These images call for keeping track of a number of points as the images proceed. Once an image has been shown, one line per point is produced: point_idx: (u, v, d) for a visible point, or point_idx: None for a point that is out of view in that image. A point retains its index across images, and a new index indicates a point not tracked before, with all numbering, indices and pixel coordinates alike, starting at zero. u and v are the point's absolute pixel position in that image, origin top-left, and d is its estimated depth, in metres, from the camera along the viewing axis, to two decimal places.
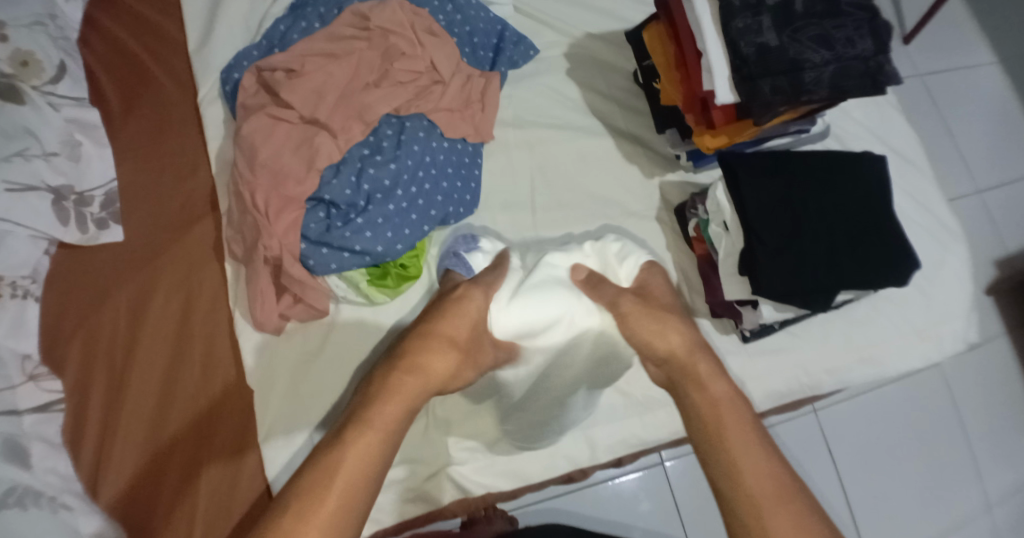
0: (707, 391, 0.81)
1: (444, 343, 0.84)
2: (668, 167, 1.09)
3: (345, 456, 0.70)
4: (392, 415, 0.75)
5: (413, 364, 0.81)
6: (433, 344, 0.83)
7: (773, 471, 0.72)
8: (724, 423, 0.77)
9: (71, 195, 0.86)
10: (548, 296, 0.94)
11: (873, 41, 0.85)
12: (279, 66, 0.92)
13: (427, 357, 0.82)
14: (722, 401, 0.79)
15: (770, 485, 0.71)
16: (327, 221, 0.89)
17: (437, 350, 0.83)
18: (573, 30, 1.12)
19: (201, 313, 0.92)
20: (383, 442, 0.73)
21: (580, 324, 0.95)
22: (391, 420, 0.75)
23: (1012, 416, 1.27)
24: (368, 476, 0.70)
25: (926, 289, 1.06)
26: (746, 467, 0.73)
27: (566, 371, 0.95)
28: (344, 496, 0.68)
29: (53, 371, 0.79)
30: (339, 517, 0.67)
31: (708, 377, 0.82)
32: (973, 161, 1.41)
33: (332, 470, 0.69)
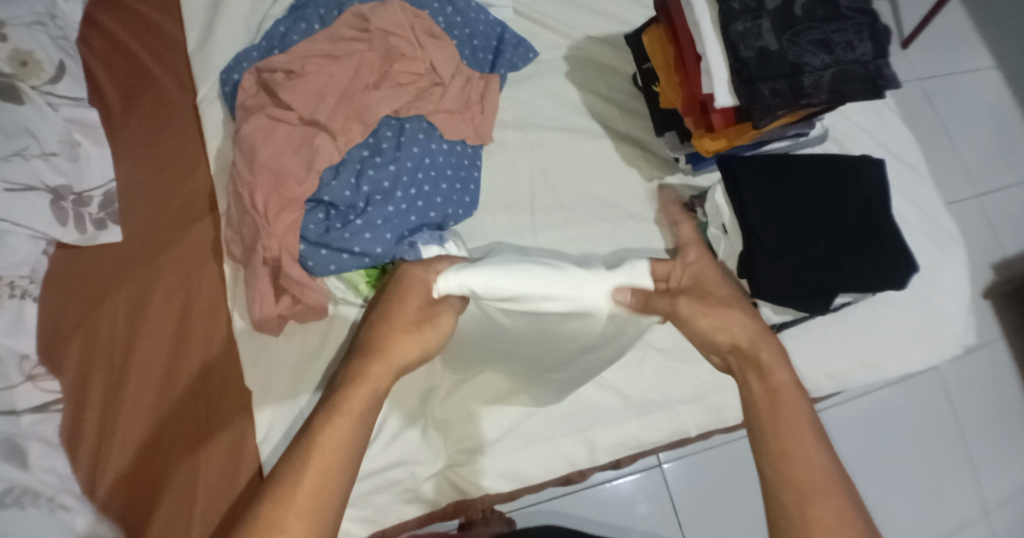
0: (769, 379, 0.74)
1: (409, 327, 0.78)
2: (667, 170, 1.09)
3: (315, 447, 0.65)
4: (362, 397, 0.70)
5: (376, 350, 0.75)
6: (399, 331, 0.77)
7: (821, 467, 0.66)
8: (781, 414, 0.70)
9: (70, 195, 0.86)
10: (530, 272, 0.80)
11: (872, 46, 0.85)
12: (279, 68, 0.92)
13: (391, 343, 0.75)
14: (781, 391, 0.73)
15: (818, 482, 0.65)
16: (326, 222, 0.89)
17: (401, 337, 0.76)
18: (574, 33, 1.12)
19: (199, 312, 0.92)
20: (357, 429, 0.68)
21: (578, 304, 0.81)
22: (363, 406, 0.69)
23: (1009, 420, 1.28)
24: (343, 469, 0.65)
25: (926, 292, 1.06)
26: (799, 461, 0.67)
27: (567, 343, 0.86)
28: (320, 496, 0.62)
29: (51, 370, 0.79)
30: (313, 512, 0.61)
31: (773, 364, 0.76)
32: (972, 165, 1.41)
33: (302, 464, 0.63)
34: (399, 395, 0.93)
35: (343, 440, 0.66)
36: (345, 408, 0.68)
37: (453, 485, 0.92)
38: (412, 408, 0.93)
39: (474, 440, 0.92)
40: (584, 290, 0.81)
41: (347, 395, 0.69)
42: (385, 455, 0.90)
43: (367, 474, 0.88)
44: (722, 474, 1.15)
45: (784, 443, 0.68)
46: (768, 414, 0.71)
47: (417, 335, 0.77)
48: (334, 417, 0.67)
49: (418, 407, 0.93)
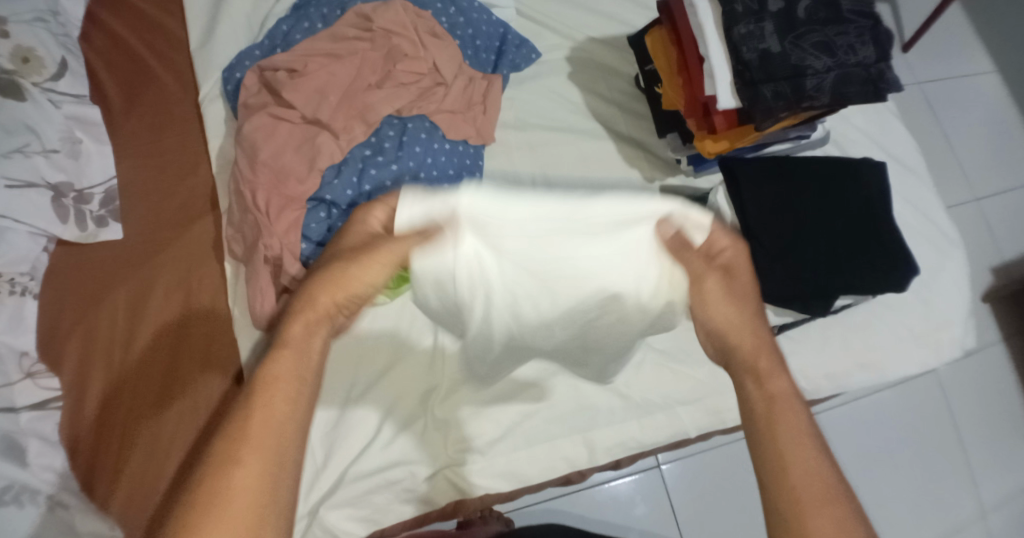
0: (766, 386, 0.65)
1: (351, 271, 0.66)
2: (669, 172, 1.08)
3: (265, 393, 0.57)
4: (305, 340, 0.62)
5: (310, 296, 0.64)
6: (340, 269, 0.65)
7: (827, 473, 0.59)
8: (779, 418, 0.62)
9: (71, 192, 0.86)
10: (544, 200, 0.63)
11: (875, 49, 0.85)
12: (281, 66, 0.91)
13: (341, 271, 0.65)
14: (781, 398, 0.63)
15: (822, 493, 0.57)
16: (327, 221, 0.89)
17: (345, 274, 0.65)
18: (576, 34, 1.13)
19: (200, 310, 0.91)
20: (310, 368, 0.61)
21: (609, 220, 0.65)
22: (316, 339, 0.63)
23: (1007, 423, 1.28)
24: (294, 428, 0.57)
25: (926, 296, 1.07)
26: (799, 469, 0.59)
27: (615, 311, 0.74)
28: (271, 446, 0.55)
29: (51, 367, 0.80)
30: (267, 478, 0.54)
31: (771, 371, 0.65)
32: (970, 168, 1.42)
33: (248, 415, 0.56)
34: (395, 395, 0.93)
35: (292, 385, 0.59)
36: (288, 348, 0.61)
37: (452, 484, 0.91)
38: (411, 408, 0.93)
39: (473, 440, 0.92)
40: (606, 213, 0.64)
41: (284, 333, 0.62)
42: (385, 454, 0.90)
43: (367, 473, 0.88)
44: (720, 476, 1.15)
45: (789, 453, 0.60)
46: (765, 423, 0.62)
47: (349, 279, 0.65)
48: (281, 353, 0.60)
49: (417, 406, 0.93)
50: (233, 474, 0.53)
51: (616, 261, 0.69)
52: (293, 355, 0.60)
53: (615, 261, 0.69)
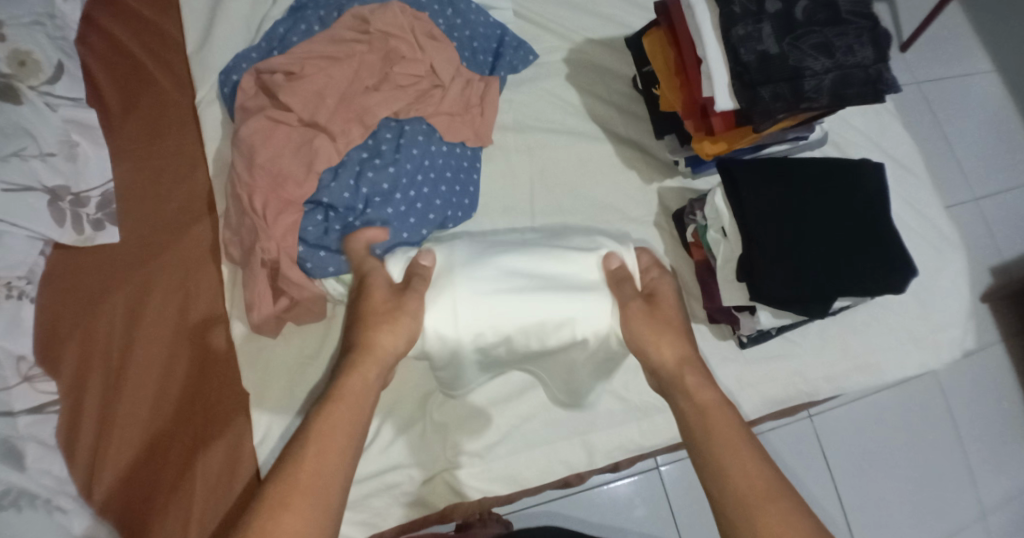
0: (695, 399, 0.72)
1: (389, 310, 0.77)
2: (667, 173, 1.08)
3: (318, 441, 0.65)
4: (361, 394, 0.70)
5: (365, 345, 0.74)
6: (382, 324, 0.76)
7: (761, 472, 0.64)
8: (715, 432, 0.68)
9: (68, 195, 0.86)
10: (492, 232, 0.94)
11: (874, 49, 0.85)
12: (278, 69, 0.91)
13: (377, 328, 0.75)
14: (711, 408, 0.70)
15: (762, 488, 0.63)
16: (325, 224, 0.89)
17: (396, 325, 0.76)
18: (574, 35, 1.12)
19: (196, 315, 0.91)
20: (355, 420, 0.68)
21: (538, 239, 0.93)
22: (361, 392, 0.70)
23: (1006, 423, 1.28)
24: (343, 477, 0.64)
25: (925, 297, 1.07)
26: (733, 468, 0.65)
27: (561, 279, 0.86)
28: (320, 490, 0.62)
29: (47, 371, 0.79)
30: (315, 519, 0.60)
31: (697, 386, 0.72)
32: (969, 168, 1.41)
33: (301, 458, 0.63)
34: (391, 397, 0.93)
35: (339, 437, 0.66)
36: (343, 400, 0.69)
37: (448, 486, 0.90)
38: (409, 414, 0.92)
39: (471, 443, 0.92)
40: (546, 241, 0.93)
41: (341, 386, 0.70)
42: (384, 457, 0.90)
43: (364, 478, 0.88)
44: None
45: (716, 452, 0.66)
46: (702, 430, 0.69)
47: (400, 322, 0.76)
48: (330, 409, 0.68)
49: (416, 410, 0.93)
50: (281, 516, 0.59)
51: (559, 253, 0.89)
52: (341, 409, 0.68)
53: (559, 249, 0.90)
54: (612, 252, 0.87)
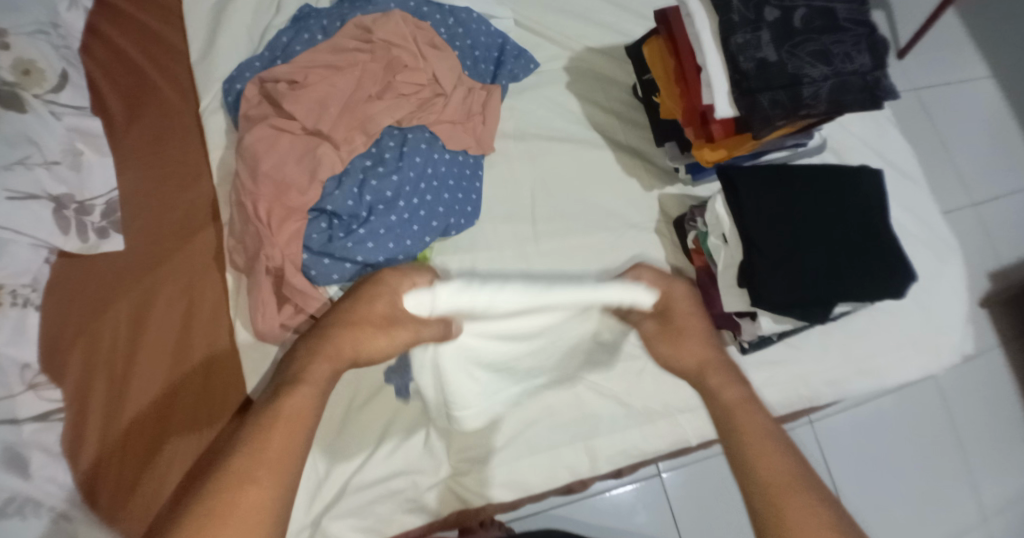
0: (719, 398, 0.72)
1: (373, 322, 0.71)
2: (667, 180, 1.09)
3: (280, 416, 0.60)
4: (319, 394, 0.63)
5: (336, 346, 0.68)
6: (356, 312, 0.72)
7: (785, 464, 0.63)
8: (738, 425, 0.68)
9: (72, 203, 0.86)
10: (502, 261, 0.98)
11: (870, 56, 0.86)
12: (282, 78, 0.92)
13: (355, 327, 0.71)
14: (738, 404, 0.69)
15: (783, 479, 0.62)
16: (329, 232, 0.89)
17: (368, 332, 0.70)
18: (574, 43, 1.13)
19: (201, 322, 0.92)
20: (317, 403, 0.63)
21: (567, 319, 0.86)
22: (327, 377, 0.65)
23: (1006, 426, 1.28)
24: (298, 455, 0.59)
25: (924, 301, 1.07)
26: (761, 464, 0.64)
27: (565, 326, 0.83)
28: (284, 460, 0.58)
29: (52, 379, 0.78)
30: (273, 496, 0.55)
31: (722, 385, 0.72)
32: (967, 173, 1.42)
33: (261, 438, 0.58)
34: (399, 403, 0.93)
35: (299, 420, 0.60)
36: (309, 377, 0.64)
37: (454, 493, 0.92)
38: (410, 422, 0.92)
39: (474, 450, 0.92)
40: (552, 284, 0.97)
41: (306, 370, 0.65)
42: (388, 463, 0.90)
43: (368, 483, 0.88)
44: (722, 484, 1.15)
45: (747, 449, 0.65)
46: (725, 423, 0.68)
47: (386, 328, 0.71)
48: (297, 392, 0.62)
49: (419, 416, 0.92)
50: (246, 490, 0.55)
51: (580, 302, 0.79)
52: (304, 390, 0.63)
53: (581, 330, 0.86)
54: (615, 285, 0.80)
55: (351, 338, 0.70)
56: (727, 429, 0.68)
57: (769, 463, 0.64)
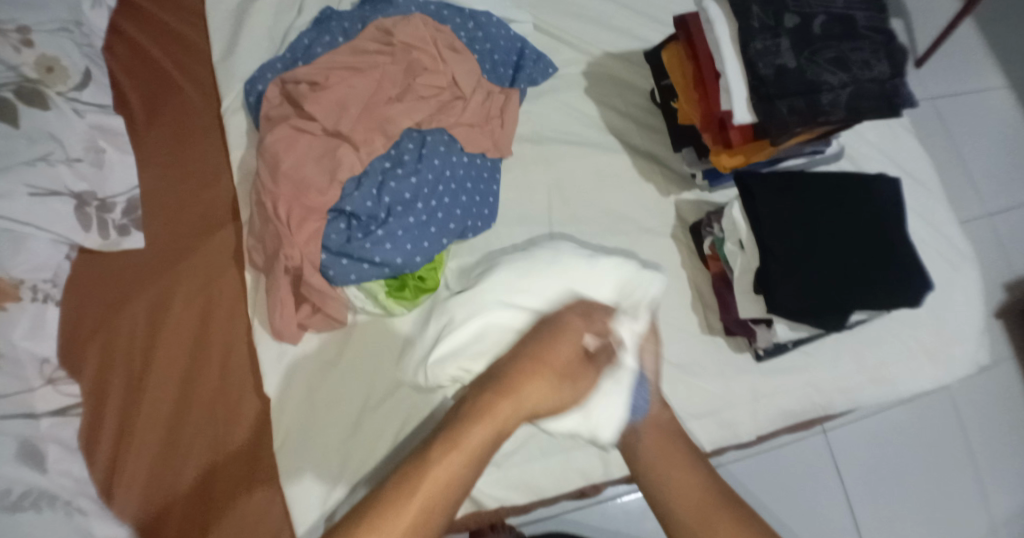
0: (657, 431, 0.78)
1: (552, 372, 0.72)
2: (683, 186, 1.09)
3: (433, 470, 0.61)
4: (486, 443, 0.64)
5: (508, 388, 0.69)
6: (532, 371, 0.71)
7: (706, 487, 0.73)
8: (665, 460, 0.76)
9: (93, 201, 0.88)
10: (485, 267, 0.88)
11: (890, 64, 0.86)
12: (302, 79, 0.93)
13: (523, 384, 0.69)
14: (660, 438, 0.78)
15: (701, 503, 0.72)
16: (347, 232, 0.89)
17: (540, 385, 0.70)
18: (593, 48, 1.13)
19: (219, 320, 0.92)
20: (471, 467, 0.62)
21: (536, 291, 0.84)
22: (485, 446, 0.64)
23: (1020, 440, 1.27)
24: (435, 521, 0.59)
25: (939, 311, 1.07)
26: (677, 485, 0.74)
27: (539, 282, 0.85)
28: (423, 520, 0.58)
29: (70, 374, 0.81)
30: None
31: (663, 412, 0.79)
32: (983, 183, 1.42)
33: (402, 501, 0.59)
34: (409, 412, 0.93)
35: (438, 489, 0.60)
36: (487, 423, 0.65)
37: (466, 495, 0.91)
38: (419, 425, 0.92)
39: None
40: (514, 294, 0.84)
41: (466, 429, 0.64)
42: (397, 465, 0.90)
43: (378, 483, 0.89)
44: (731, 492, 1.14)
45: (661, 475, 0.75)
46: (646, 461, 0.76)
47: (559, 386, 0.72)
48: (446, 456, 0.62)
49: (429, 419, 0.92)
50: None
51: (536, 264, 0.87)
52: (456, 456, 0.62)
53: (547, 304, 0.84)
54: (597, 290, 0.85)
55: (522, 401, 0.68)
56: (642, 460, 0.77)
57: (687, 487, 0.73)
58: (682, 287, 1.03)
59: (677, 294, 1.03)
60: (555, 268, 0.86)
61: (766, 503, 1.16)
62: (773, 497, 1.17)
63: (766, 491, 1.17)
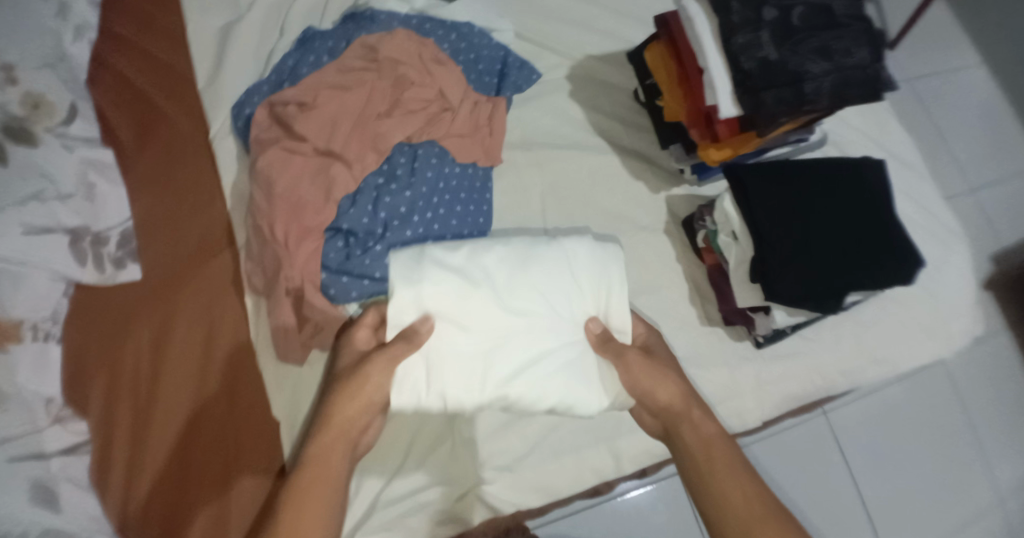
0: (700, 429, 0.79)
1: (344, 387, 0.80)
2: (672, 182, 1.10)
3: (305, 494, 0.71)
4: (335, 460, 0.75)
5: (325, 416, 0.78)
6: (342, 392, 0.79)
7: (757, 495, 0.73)
8: (716, 464, 0.75)
9: (88, 235, 0.87)
10: (454, 274, 0.84)
11: (870, 50, 0.88)
12: (291, 101, 0.94)
13: (335, 406, 0.78)
14: (716, 438, 0.77)
15: (758, 512, 0.71)
16: (346, 250, 0.90)
17: (351, 392, 0.79)
18: (574, 52, 1.14)
19: (223, 343, 0.93)
20: (332, 479, 0.74)
21: (520, 294, 0.85)
22: (335, 468, 0.75)
23: (1016, 407, 1.30)
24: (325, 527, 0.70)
25: (933, 288, 1.08)
26: (730, 496, 0.73)
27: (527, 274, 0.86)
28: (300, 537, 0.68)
29: (76, 412, 0.80)
30: None
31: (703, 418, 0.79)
32: (966, 159, 1.45)
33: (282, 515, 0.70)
34: (442, 424, 0.93)
35: (319, 497, 0.72)
36: (313, 463, 0.74)
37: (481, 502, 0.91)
38: (436, 433, 0.93)
39: (499, 456, 0.93)
40: (512, 301, 0.84)
41: (310, 452, 0.75)
42: (410, 480, 0.90)
43: (393, 500, 0.89)
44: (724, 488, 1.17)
45: (714, 481, 0.75)
46: (705, 463, 0.76)
47: (359, 392, 0.79)
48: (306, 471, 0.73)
49: (444, 428, 0.93)
50: None
51: (516, 267, 0.86)
52: (320, 483, 0.73)
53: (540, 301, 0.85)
54: (590, 279, 0.88)
55: (343, 417, 0.78)
56: (688, 461, 0.78)
57: (741, 494, 0.73)
58: (679, 282, 1.05)
59: (675, 289, 1.04)
60: (537, 265, 0.87)
61: (781, 484, 1.18)
62: (794, 475, 1.19)
63: (784, 473, 1.18)
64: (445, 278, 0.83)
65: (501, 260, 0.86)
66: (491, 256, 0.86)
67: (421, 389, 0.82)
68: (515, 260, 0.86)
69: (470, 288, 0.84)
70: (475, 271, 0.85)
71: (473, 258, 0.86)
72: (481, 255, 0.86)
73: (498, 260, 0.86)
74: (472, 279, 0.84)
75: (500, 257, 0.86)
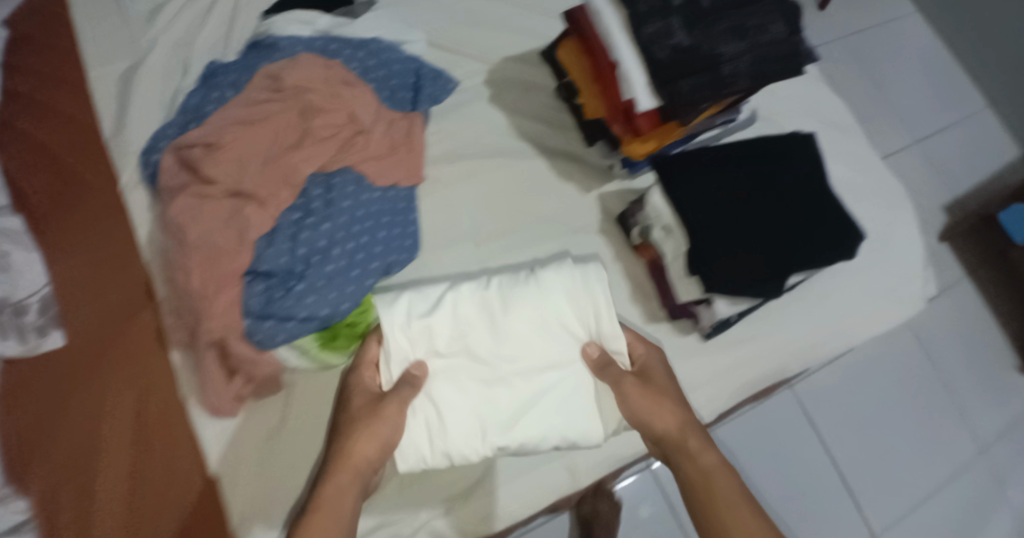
0: (698, 460, 0.80)
1: (357, 425, 0.82)
2: (603, 179, 1.07)
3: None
4: (337, 504, 0.77)
5: (341, 457, 0.81)
6: (359, 433, 0.82)
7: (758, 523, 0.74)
8: (715, 488, 0.77)
9: (7, 305, 0.83)
10: (442, 322, 0.87)
11: (785, 23, 0.86)
12: (197, 142, 0.89)
13: (351, 447, 0.81)
14: (715, 470, 0.79)
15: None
16: (266, 293, 0.86)
17: (362, 432, 0.81)
18: (492, 55, 1.11)
19: (155, 408, 0.89)
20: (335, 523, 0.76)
21: (506, 329, 0.88)
22: (336, 512, 0.77)
23: (982, 356, 1.30)
24: None
25: (883, 253, 1.07)
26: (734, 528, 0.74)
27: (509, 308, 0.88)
28: None
29: (17, 489, 0.77)
30: None
31: (700, 448, 0.81)
32: (908, 113, 1.42)
33: None
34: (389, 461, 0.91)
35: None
36: (319, 512, 0.77)
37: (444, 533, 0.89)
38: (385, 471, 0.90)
39: (462, 481, 0.91)
40: (500, 342, 0.87)
41: (316, 500, 0.78)
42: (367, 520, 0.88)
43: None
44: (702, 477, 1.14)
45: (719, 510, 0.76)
46: (705, 493, 0.78)
47: (374, 430, 0.82)
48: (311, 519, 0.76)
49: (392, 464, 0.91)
50: None
51: (508, 303, 0.89)
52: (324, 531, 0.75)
53: (533, 335, 0.88)
54: (576, 298, 0.89)
55: (353, 458, 0.81)
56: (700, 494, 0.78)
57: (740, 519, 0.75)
58: (620, 282, 1.02)
59: (617, 291, 1.01)
60: (528, 296, 0.89)
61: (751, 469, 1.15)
62: (765, 456, 1.17)
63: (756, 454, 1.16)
64: (433, 328, 0.87)
65: (491, 299, 0.89)
66: (475, 295, 0.89)
67: (426, 450, 0.85)
68: (503, 295, 0.89)
69: (458, 338, 0.87)
70: (460, 315, 0.88)
71: (452, 301, 0.88)
72: (471, 296, 0.89)
73: (482, 299, 0.89)
74: (455, 322, 0.87)
75: (486, 296, 0.89)
